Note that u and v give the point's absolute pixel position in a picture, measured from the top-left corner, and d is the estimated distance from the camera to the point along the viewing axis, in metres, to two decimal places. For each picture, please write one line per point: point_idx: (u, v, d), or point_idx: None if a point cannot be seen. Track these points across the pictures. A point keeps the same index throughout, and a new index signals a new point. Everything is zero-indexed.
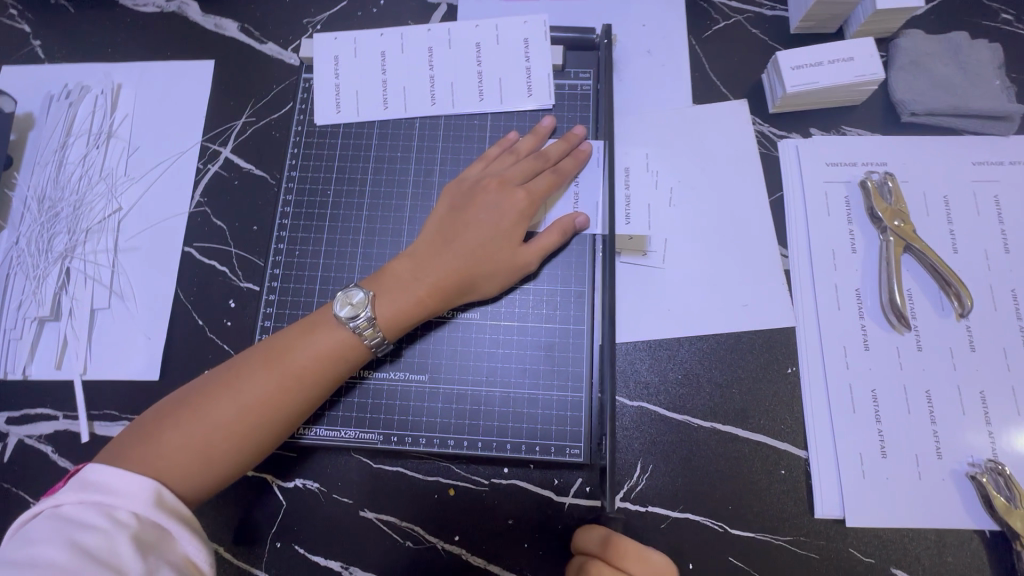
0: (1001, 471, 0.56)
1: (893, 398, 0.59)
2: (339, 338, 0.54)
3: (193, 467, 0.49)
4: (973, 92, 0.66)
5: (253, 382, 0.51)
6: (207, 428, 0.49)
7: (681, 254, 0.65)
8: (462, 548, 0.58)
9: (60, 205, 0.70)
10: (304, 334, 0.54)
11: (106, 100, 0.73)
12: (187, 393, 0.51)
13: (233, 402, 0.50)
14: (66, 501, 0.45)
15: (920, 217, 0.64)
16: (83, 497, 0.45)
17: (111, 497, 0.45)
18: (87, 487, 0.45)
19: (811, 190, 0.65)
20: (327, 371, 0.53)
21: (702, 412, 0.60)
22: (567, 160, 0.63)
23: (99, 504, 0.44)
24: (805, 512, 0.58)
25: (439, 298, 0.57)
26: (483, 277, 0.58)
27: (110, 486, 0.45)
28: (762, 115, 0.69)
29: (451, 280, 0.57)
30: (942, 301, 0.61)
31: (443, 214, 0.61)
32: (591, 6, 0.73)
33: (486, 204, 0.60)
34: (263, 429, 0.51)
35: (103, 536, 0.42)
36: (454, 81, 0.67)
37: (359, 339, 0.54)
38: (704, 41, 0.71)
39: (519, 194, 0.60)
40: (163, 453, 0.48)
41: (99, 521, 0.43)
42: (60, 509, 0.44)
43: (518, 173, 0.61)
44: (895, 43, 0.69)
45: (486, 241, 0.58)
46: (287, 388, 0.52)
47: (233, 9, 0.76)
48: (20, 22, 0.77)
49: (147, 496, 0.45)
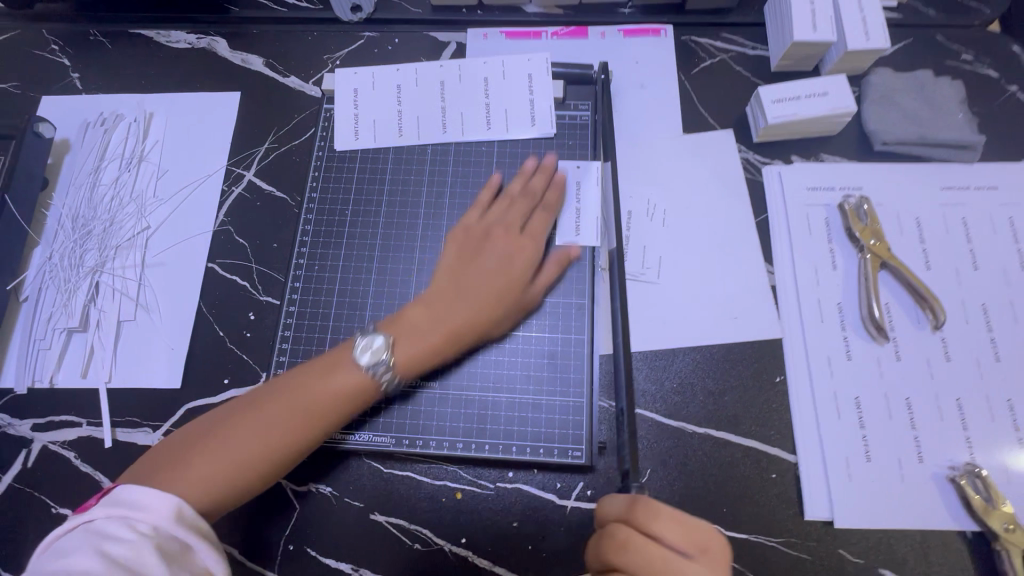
0: (979, 473, 0.59)
1: (875, 405, 0.63)
2: (361, 372, 0.58)
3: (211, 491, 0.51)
4: (940, 124, 0.72)
5: (273, 418, 0.54)
6: (231, 450, 0.53)
7: (674, 270, 0.69)
8: (469, 551, 0.61)
9: (92, 223, 0.74)
10: (321, 373, 0.57)
11: (138, 128, 0.79)
12: (215, 418, 0.55)
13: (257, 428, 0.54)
14: (96, 516, 0.47)
15: (895, 237, 0.69)
16: (111, 511, 0.47)
17: (136, 512, 0.47)
18: (116, 504, 0.48)
19: (794, 211, 0.71)
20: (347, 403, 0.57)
21: (697, 418, 0.64)
22: (550, 193, 0.68)
23: (126, 518, 0.47)
24: (796, 515, 0.60)
25: (451, 344, 0.60)
26: (495, 320, 0.62)
27: (136, 502, 0.48)
28: (747, 144, 0.75)
29: (463, 327, 0.61)
30: (917, 314, 0.66)
31: (451, 261, 0.64)
32: (588, 45, 0.80)
33: (490, 246, 0.64)
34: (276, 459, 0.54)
35: (130, 546, 0.45)
36: (461, 117, 0.73)
37: (368, 381, 0.57)
38: (693, 77, 0.78)
39: (519, 238, 0.65)
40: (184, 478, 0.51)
41: (126, 533, 0.46)
42: (91, 523, 0.47)
43: (519, 219, 0.66)
44: (867, 80, 0.76)
45: (496, 284, 0.62)
46: (302, 423, 0.55)
47: (259, 46, 0.83)
48: (60, 57, 0.84)
49: (169, 511, 0.48)
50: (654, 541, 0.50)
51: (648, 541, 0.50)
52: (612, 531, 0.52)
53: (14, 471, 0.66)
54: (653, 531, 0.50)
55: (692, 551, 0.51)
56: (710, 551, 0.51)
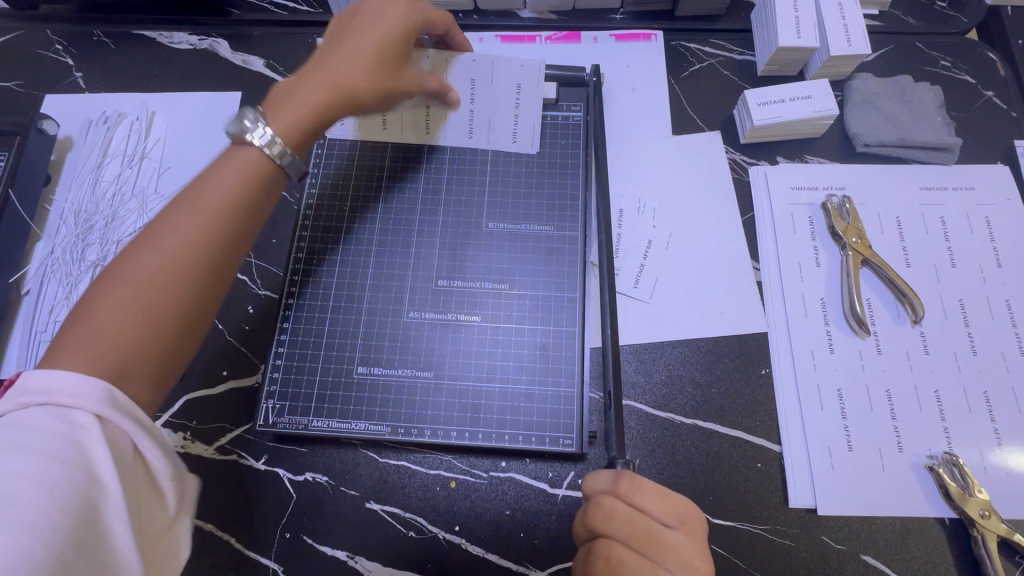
0: (955, 462, 0.61)
1: (856, 396, 0.65)
2: (246, 151, 0.55)
3: (119, 368, 0.46)
4: (919, 127, 0.75)
5: (185, 225, 0.50)
6: (121, 329, 0.46)
7: (662, 267, 0.71)
8: (462, 538, 0.62)
9: (94, 218, 0.76)
10: (214, 176, 0.54)
11: (140, 125, 0.81)
12: (86, 306, 0.47)
13: (146, 303, 0.47)
14: (10, 409, 0.42)
15: (876, 235, 0.71)
16: (34, 401, 0.42)
17: (55, 397, 0.43)
18: (29, 393, 0.43)
19: (779, 209, 0.73)
20: (250, 171, 0.54)
21: (685, 410, 0.66)
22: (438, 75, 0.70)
23: (46, 407, 0.42)
24: (781, 502, 0.62)
25: (331, 99, 0.58)
26: (354, 89, 0.59)
27: (52, 388, 0.43)
28: (734, 145, 0.77)
29: (331, 87, 0.58)
30: (897, 309, 0.68)
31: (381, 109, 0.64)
32: (581, 49, 0.83)
33: (402, 98, 0.64)
34: (203, 271, 0.50)
35: (64, 439, 0.41)
36: (428, 72, 0.69)
37: (266, 158, 0.55)
38: (682, 81, 0.80)
39: (404, 63, 0.62)
40: (89, 346, 0.45)
41: (55, 424, 0.41)
42: (6, 417, 0.42)
43: (423, 80, 0.65)
44: (849, 85, 0.78)
45: (378, 74, 0.60)
46: (217, 216, 0.52)
47: (260, 47, 0.85)
48: (64, 57, 0.86)
49: (93, 393, 0.43)
50: (638, 512, 0.53)
51: (633, 513, 0.53)
52: (598, 504, 0.54)
53: None
54: (637, 504, 0.53)
55: (674, 522, 0.53)
56: (688, 520, 0.54)
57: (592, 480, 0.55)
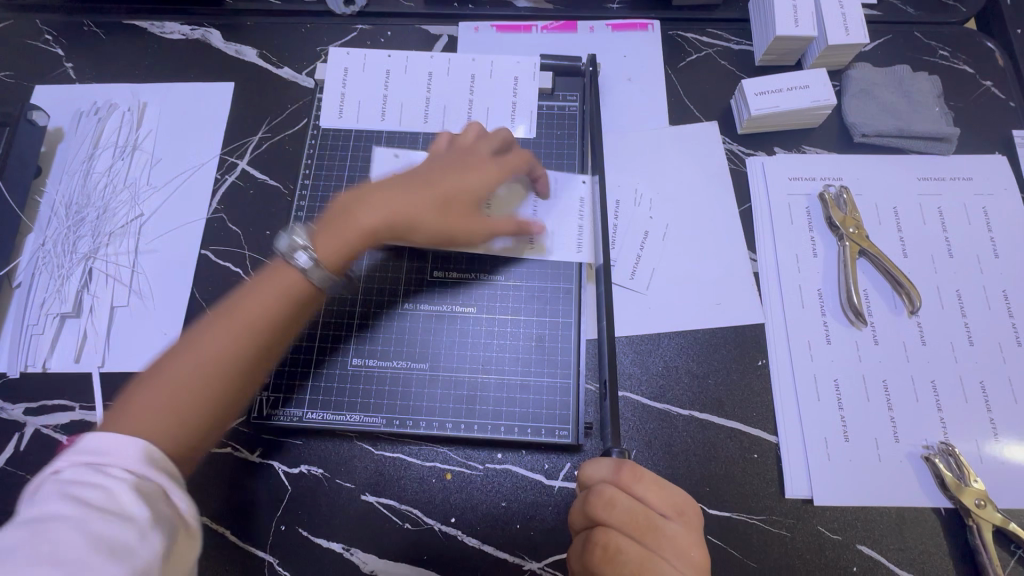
0: (951, 452, 0.61)
1: (853, 387, 0.65)
2: (283, 284, 0.55)
3: (168, 429, 0.47)
4: (916, 116, 0.75)
5: (237, 296, 0.54)
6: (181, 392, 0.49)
7: (659, 258, 0.71)
8: (458, 530, 0.62)
9: (85, 210, 0.75)
10: (258, 283, 0.55)
11: (132, 117, 0.80)
12: (149, 368, 0.50)
13: (197, 359, 0.50)
14: (63, 467, 0.43)
15: (873, 225, 0.71)
16: (75, 459, 0.43)
17: (104, 458, 0.43)
18: (81, 454, 0.44)
19: (776, 200, 0.73)
20: (275, 309, 0.54)
21: (680, 401, 0.66)
22: (523, 162, 0.67)
23: (94, 465, 0.43)
24: (777, 493, 0.62)
25: (377, 235, 0.60)
26: (422, 227, 0.62)
27: (101, 449, 0.44)
28: (731, 136, 0.76)
29: (392, 225, 0.60)
30: (894, 299, 0.68)
31: (421, 168, 0.65)
32: (577, 39, 0.82)
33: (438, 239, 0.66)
34: (248, 367, 0.52)
35: (101, 489, 0.41)
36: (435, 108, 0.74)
37: (303, 282, 0.55)
38: (679, 70, 0.80)
39: (459, 192, 0.63)
40: (135, 415, 0.47)
41: (98, 477, 0.42)
42: (56, 474, 0.43)
43: (484, 157, 0.66)
44: (847, 74, 0.78)
45: (443, 201, 0.62)
46: (259, 319, 0.53)
47: (253, 37, 0.84)
48: (54, 47, 0.84)
49: (137, 452, 0.44)
50: (638, 501, 0.53)
51: (633, 501, 0.53)
52: (599, 492, 0.53)
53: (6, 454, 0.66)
54: (636, 493, 0.53)
55: (669, 512, 0.54)
56: (685, 511, 0.54)
57: (591, 470, 0.55)
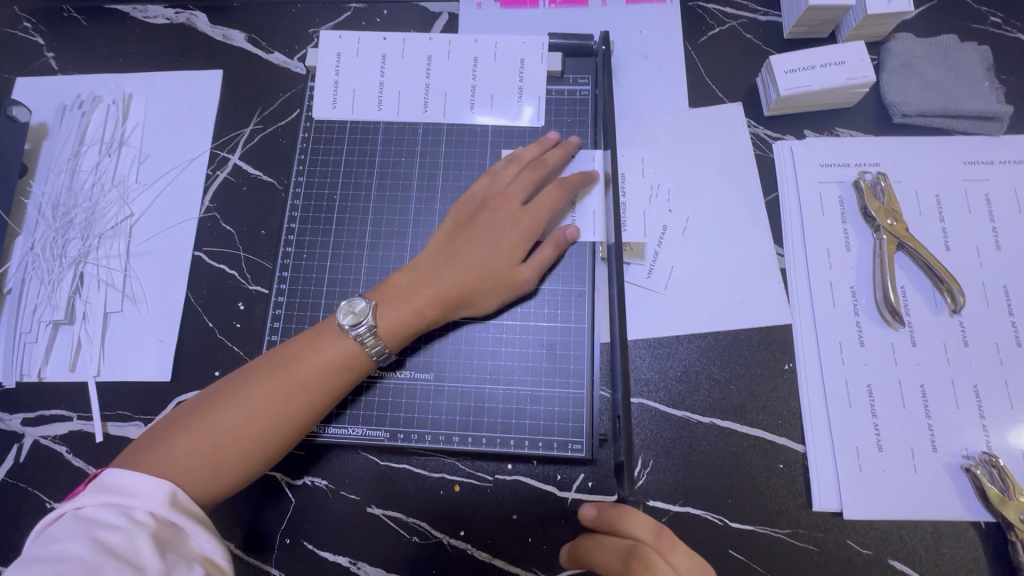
0: (995, 463, 0.57)
1: (887, 392, 0.60)
2: (344, 348, 0.55)
3: (203, 476, 0.50)
4: (962, 94, 0.68)
5: (291, 351, 0.55)
6: (218, 437, 0.50)
7: (676, 255, 0.66)
8: (468, 544, 0.60)
9: (74, 211, 0.72)
10: (312, 342, 0.55)
11: (117, 109, 0.75)
12: (197, 401, 0.53)
13: (240, 409, 0.52)
14: (87, 503, 0.46)
15: (913, 216, 0.65)
16: (103, 498, 0.46)
17: (130, 499, 0.46)
18: (107, 489, 0.47)
19: (806, 190, 0.67)
20: (332, 380, 0.55)
21: (701, 408, 0.62)
22: (567, 172, 0.64)
23: (119, 505, 0.46)
24: (803, 505, 0.59)
25: (440, 308, 0.58)
26: (481, 294, 0.59)
27: (129, 488, 0.47)
28: (758, 119, 0.70)
29: (452, 290, 0.58)
30: (935, 297, 0.62)
31: (447, 230, 0.62)
32: (589, 14, 0.76)
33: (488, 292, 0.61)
34: (281, 436, 0.53)
35: (124, 534, 0.44)
36: (469, 114, 0.69)
37: (363, 354, 0.56)
38: (700, 46, 0.73)
39: (513, 245, 0.60)
40: (175, 456, 0.49)
41: (122, 522, 0.45)
42: (81, 510, 0.45)
43: (523, 189, 0.62)
44: (886, 47, 0.71)
45: (489, 257, 0.59)
46: (301, 393, 0.53)
47: (241, 20, 0.79)
48: (34, 35, 0.80)
49: (163, 496, 0.47)
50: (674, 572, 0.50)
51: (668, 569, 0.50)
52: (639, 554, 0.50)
53: (6, 466, 0.65)
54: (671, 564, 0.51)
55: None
56: None
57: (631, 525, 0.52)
